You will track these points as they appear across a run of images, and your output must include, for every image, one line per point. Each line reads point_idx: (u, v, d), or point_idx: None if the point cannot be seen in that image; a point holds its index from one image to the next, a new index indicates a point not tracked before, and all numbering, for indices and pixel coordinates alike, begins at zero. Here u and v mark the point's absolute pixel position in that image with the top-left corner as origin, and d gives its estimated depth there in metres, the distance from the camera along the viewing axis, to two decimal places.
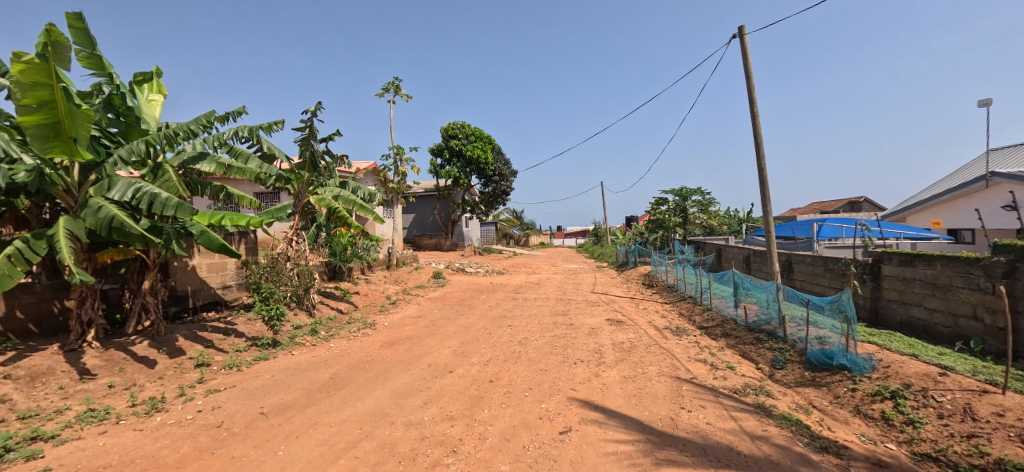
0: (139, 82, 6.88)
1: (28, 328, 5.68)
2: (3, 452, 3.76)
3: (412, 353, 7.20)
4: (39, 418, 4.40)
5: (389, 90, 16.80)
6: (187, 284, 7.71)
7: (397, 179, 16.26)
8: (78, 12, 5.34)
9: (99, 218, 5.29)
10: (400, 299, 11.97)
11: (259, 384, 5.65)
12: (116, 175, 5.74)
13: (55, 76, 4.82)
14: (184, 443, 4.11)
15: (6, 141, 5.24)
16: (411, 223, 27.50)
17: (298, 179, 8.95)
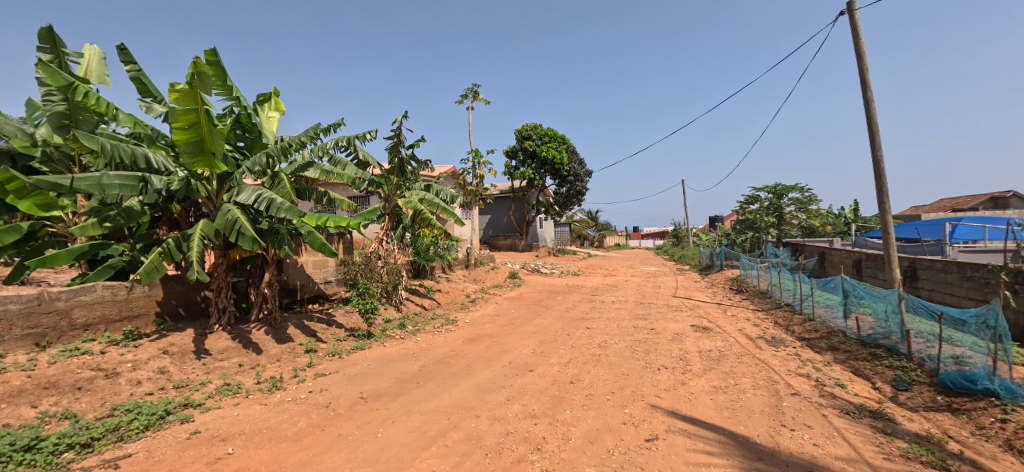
0: (260, 102, 7.84)
1: (178, 311, 6.74)
2: (166, 414, 4.51)
3: (493, 350, 7.42)
4: (188, 388, 5.21)
5: (468, 96, 17.40)
6: (296, 279, 8.64)
7: (475, 181, 16.82)
8: (213, 48, 6.23)
9: (225, 220, 6.11)
10: (478, 297, 12.38)
11: (358, 371, 6.18)
12: (243, 183, 6.62)
13: (200, 101, 5.67)
14: (300, 419, 4.62)
15: (165, 157, 6.31)
16: (487, 224, 28.22)
17: (388, 184, 9.63)
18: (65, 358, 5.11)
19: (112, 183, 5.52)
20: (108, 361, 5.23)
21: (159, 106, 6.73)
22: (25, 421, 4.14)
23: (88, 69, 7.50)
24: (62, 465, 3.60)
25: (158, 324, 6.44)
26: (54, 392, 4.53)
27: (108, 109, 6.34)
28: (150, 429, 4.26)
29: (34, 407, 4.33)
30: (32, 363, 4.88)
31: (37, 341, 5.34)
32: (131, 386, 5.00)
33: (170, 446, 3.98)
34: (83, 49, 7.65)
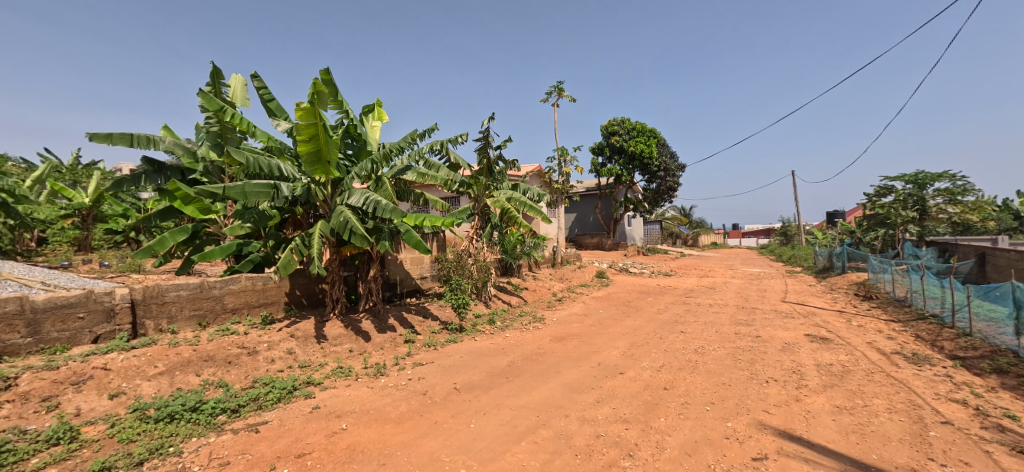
0: (366, 113, 8.56)
1: (301, 300, 7.63)
2: (293, 389, 5.14)
3: (580, 350, 7.31)
4: (310, 368, 5.88)
5: (553, 93, 17.34)
6: (396, 274, 9.32)
7: (561, 179, 16.72)
8: (328, 68, 6.92)
9: (339, 221, 6.78)
10: (565, 296, 12.31)
11: (451, 362, 6.49)
12: (353, 187, 7.27)
13: (319, 116, 6.34)
14: (402, 403, 4.97)
15: (292, 166, 7.16)
16: (573, 222, 27.92)
17: (477, 184, 9.97)
18: (219, 336, 6.07)
19: (252, 191, 6.37)
20: (250, 341, 6.10)
21: (286, 123, 7.68)
22: (191, 387, 4.99)
23: (233, 95, 8.80)
24: (218, 425, 4.27)
25: (286, 310, 7.36)
26: (212, 364, 5.40)
27: (249, 127, 7.38)
28: (282, 401, 4.88)
29: (197, 375, 5.20)
30: (196, 339, 5.86)
31: (200, 322, 6.40)
32: (267, 363, 5.78)
33: (296, 418, 4.52)
34: (231, 79, 9.00)
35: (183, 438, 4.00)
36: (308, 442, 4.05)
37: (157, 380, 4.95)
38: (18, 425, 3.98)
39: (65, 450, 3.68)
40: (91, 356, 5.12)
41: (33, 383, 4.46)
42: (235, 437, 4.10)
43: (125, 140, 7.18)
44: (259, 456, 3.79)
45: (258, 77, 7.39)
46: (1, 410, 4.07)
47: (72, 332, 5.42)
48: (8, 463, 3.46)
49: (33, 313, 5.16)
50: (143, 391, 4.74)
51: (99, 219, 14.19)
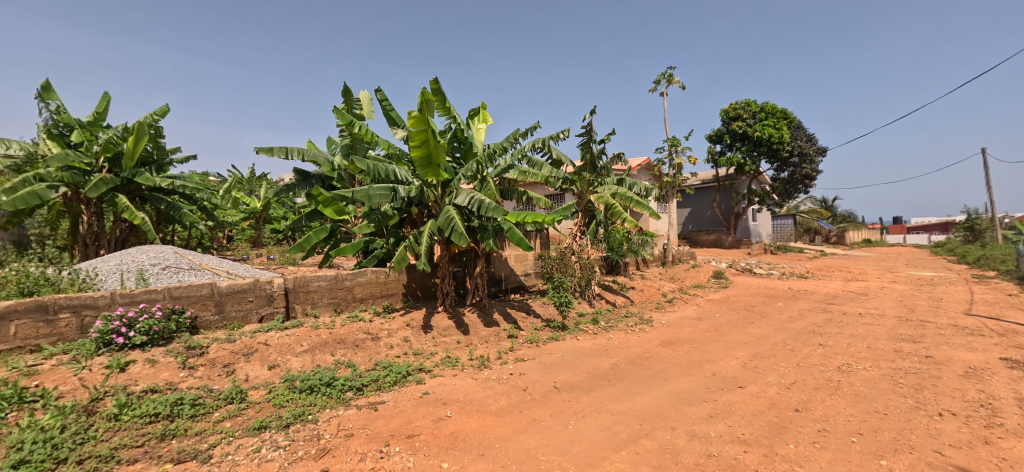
0: (472, 116, 8.86)
1: (416, 293, 8.17)
2: (407, 375, 5.49)
3: (693, 357, 6.68)
4: (423, 356, 6.25)
5: (661, 81, 16.16)
6: (502, 270, 9.52)
7: (673, 172, 15.56)
8: (436, 77, 7.29)
9: (446, 220, 7.09)
10: (677, 298, 11.42)
11: (553, 360, 6.39)
12: (459, 188, 7.55)
13: (429, 123, 6.70)
14: (502, 397, 5.01)
15: (407, 170, 7.71)
16: (687, 217, 25.91)
17: (581, 180, 9.76)
18: (350, 322, 6.77)
19: (374, 194, 6.96)
20: (373, 327, 6.70)
21: (403, 131, 8.29)
22: (327, 365, 5.60)
23: (361, 109, 9.80)
24: (346, 400, 4.67)
25: (404, 301, 7.97)
26: (343, 346, 6.04)
27: (373, 137, 8.12)
28: (398, 384, 5.23)
29: (332, 355, 5.84)
30: (332, 323, 6.62)
31: (336, 308, 7.24)
32: (386, 348, 6.30)
33: (408, 400, 4.79)
34: (359, 95, 10.02)
35: (319, 408, 4.41)
36: (417, 424, 4.21)
37: (303, 357, 5.64)
38: (207, 384, 4.74)
39: (236, 408, 4.24)
40: (257, 332, 6.03)
41: (218, 351, 5.35)
42: (359, 412, 4.40)
43: (281, 154, 8.41)
44: (377, 432, 3.98)
45: (380, 90, 8.10)
46: (198, 371, 4.92)
47: (246, 312, 6.46)
48: (199, 414, 4.06)
49: (219, 295, 6.22)
50: (292, 365, 5.43)
51: (267, 220, 16.93)
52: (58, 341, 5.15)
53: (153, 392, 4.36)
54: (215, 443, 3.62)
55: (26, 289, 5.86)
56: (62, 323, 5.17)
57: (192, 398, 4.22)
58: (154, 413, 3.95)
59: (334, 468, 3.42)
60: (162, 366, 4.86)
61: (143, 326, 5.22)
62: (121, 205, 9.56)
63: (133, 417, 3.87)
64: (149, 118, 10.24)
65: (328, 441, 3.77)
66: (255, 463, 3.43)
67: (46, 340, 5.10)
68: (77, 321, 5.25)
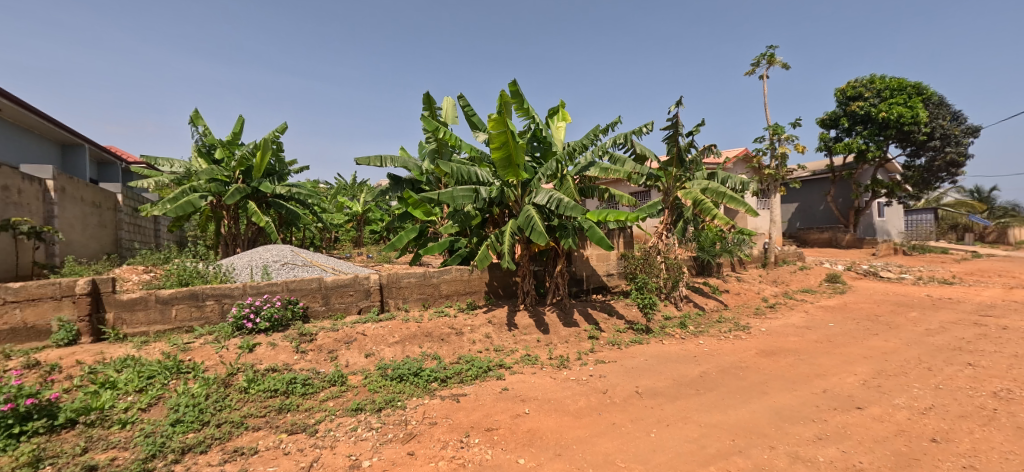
0: (551, 115, 8.86)
1: (498, 291, 8.39)
2: (488, 370, 5.65)
3: (797, 370, 6.01)
4: (503, 353, 6.39)
5: (760, 64, 14.77)
6: (583, 270, 9.38)
7: (776, 163, 14.14)
8: (515, 79, 7.40)
9: (526, 219, 7.15)
10: (780, 303, 10.35)
11: (636, 364, 6.15)
12: (539, 187, 7.58)
13: (508, 124, 6.81)
14: (581, 398, 4.93)
15: (488, 172, 7.91)
16: (794, 214, 23.32)
17: (667, 176, 9.25)
18: (436, 317, 7.16)
19: (459, 196, 7.25)
20: (457, 323, 7.01)
21: (484, 134, 8.54)
22: (415, 356, 5.96)
23: (446, 115, 10.30)
24: (431, 390, 4.93)
25: (486, 299, 8.23)
26: (429, 339, 6.39)
27: (456, 141, 8.47)
28: (479, 378, 5.41)
29: (420, 347, 6.20)
30: (420, 318, 7.05)
31: (424, 303, 7.69)
32: (469, 343, 6.55)
33: (489, 395, 4.90)
34: (443, 102, 10.53)
35: (407, 396, 4.71)
36: (495, 418, 4.28)
37: (394, 347, 6.07)
38: (315, 367, 5.29)
39: (338, 390, 4.65)
40: (356, 323, 6.60)
41: (324, 338, 5.95)
42: (443, 402, 4.62)
43: (376, 161, 9.14)
44: (457, 423, 4.13)
45: (463, 96, 8.44)
46: (308, 355, 5.51)
47: (348, 304, 7.11)
48: (309, 393, 4.52)
49: (326, 289, 6.91)
50: (385, 354, 5.86)
51: (366, 222, 18.48)
52: (205, 324, 6.05)
53: (273, 371, 4.94)
54: (321, 420, 3.97)
55: (183, 280, 7.00)
56: (208, 309, 6.06)
57: (303, 379, 4.71)
58: (274, 389, 4.45)
59: (419, 453, 3.55)
60: (281, 348, 5.52)
61: (266, 314, 6.00)
62: (251, 210, 11.10)
63: (258, 391, 4.38)
64: (272, 135, 11.73)
65: (414, 427, 3.98)
66: (352, 441, 3.67)
67: (196, 322, 6.01)
68: (219, 307, 6.13)
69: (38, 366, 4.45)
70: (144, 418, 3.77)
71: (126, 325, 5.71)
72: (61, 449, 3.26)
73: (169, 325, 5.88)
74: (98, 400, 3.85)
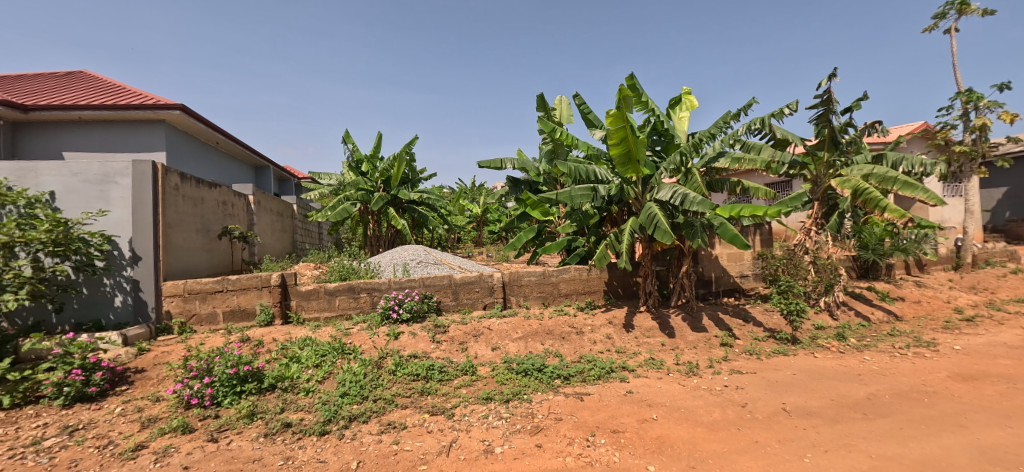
0: (673, 105, 8.36)
1: (617, 291, 8.21)
2: (611, 371, 5.57)
3: (1011, 402, 4.77)
4: (626, 355, 6.24)
5: (944, 17, 12.06)
6: (712, 271, 8.65)
7: (971, 138, 11.40)
8: (632, 73, 7.16)
9: (647, 216, 6.86)
10: (982, 316, 8.30)
11: (781, 378, 5.49)
12: (662, 182, 7.19)
13: (627, 119, 6.61)
14: (716, 410, 4.58)
15: (606, 169, 7.77)
16: (1000, 201, 18.49)
17: (816, 162, 8.10)
18: (556, 315, 7.28)
19: (577, 195, 7.24)
20: (577, 322, 7.04)
21: (601, 131, 8.41)
22: (537, 352, 6.14)
23: (560, 115, 10.40)
24: (555, 386, 5.02)
25: (606, 299, 8.10)
26: (551, 337, 6.53)
27: (573, 140, 8.49)
28: (602, 378, 5.36)
29: (542, 344, 6.37)
30: (541, 315, 7.24)
31: (543, 301, 7.88)
32: (590, 343, 6.53)
33: (613, 396, 4.82)
34: (557, 101, 10.63)
35: (532, 390, 4.89)
36: (622, 421, 4.21)
37: (518, 342, 6.34)
38: (449, 356, 5.78)
39: (470, 379, 5.03)
40: (482, 318, 7.04)
41: (455, 330, 6.47)
42: (567, 399, 4.69)
43: (497, 164, 9.62)
44: (583, 421, 4.16)
45: (578, 95, 8.43)
46: (442, 345, 6.05)
47: (474, 300, 7.62)
48: (445, 379, 4.97)
49: (455, 285, 7.50)
50: (509, 349, 6.16)
51: (485, 223, 19.57)
52: (360, 313, 7.04)
53: (415, 357, 5.54)
54: (457, 405, 4.34)
55: (343, 275, 8.22)
56: (362, 300, 7.03)
57: (440, 366, 5.19)
58: (416, 373, 4.99)
59: (546, 446, 3.67)
60: (419, 338, 6.15)
61: (407, 306, 6.76)
62: (391, 214, 12.54)
63: (404, 374, 4.96)
64: (406, 147, 13.08)
65: (540, 421, 4.12)
66: (484, 427, 3.94)
67: (353, 311, 7.02)
68: (370, 299, 7.08)
69: (248, 341, 5.61)
70: (320, 388, 4.53)
71: (305, 311, 6.87)
72: (267, 407, 4.09)
73: (334, 313, 6.97)
74: (289, 371, 4.74)
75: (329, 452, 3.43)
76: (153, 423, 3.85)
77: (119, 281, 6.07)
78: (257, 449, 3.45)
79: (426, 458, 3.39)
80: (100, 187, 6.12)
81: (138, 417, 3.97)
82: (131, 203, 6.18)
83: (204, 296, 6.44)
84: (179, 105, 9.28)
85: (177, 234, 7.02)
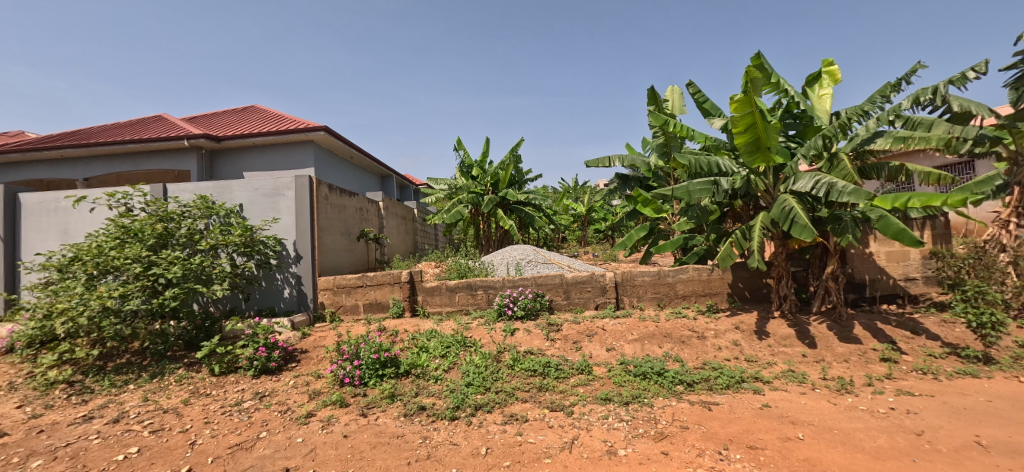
0: (812, 82, 7.35)
1: (744, 294, 7.45)
2: (742, 381, 5.09)
3: None
4: (757, 364, 5.65)
5: None
6: (866, 273, 7.40)
7: None
8: (760, 51, 6.47)
9: (782, 210, 6.10)
10: None
11: (970, 405, 4.48)
12: (799, 171, 6.35)
13: (755, 103, 5.96)
14: (880, 435, 3.91)
15: (729, 161, 7.09)
16: None
17: (1016, 136, 6.47)
18: (675, 318, 6.87)
19: (695, 190, 6.71)
20: (699, 326, 6.56)
21: (721, 119, 7.73)
22: (656, 356, 5.86)
23: (672, 106, 9.83)
24: (678, 392, 4.75)
25: (730, 302, 7.42)
26: (670, 340, 6.19)
27: (688, 132, 7.93)
28: (731, 388, 4.92)
29: (660, 347, 6.06)
30: (657, 317, 6.89)
31: (658, 302, 7.50)
32: (715, 349, 6.03)
33: (746, 409, 4.40)
34: (668, 92, 10.06)
35: (653, 395, 4.69)
36: (760, 437, 3.82)
37: (634, 344, 6.13)
38: (564, 355, 5.81)
39: (586, 378, 5.00)
40: (595, 318, 6.94)
41: (568, 329, 6.48)
42: (692, 407, 4.41)
43: (605, 162, 9.43)
44: (713, 433, 3.87)
45: (693, 83, 7.86)
46: (557, 343, 6.10)
47: (586, 300, 7.54)
48: (561, 376, 5.01)
49: (567, 284, 7.52)
50: (625, 350, 5.98)
51: (590, 222, 19.35)
52: (477, 308, 7.43)
53: (531, 353, 5.69)
54: (575, 403, 4.34)
55: (460, 273, 8.76)
56: (479, 297, 7.42)
57: (556, 364, 5.25)
58: (533, 369, 5.11)
59: (674, 454, 3.49)
60: (534, 335, 6.29)
61: (521, 303, 6.95)
62: (500, 215, 13.00)
63: (522, 369, 5.11)
64: (513, 150, 13.50)
65: (665, 427, 3.93)
66: (605, 428, 3.89)
67: (471, 307, 7.44)
68: (486, 296, 7.44)
69: (385, 331, 6.29)
70: (447, 377, 4.90)
71: (429, 305, 7.48)
72: (404, 391, 4.54)
73: (455, 307, 7.47)
74: (420, 359, 5.20)
75: (460, 436, 3.68)
76: (318, 396, 4.52)
77: (287, 276, 7.25)
78: (399, 427, 3.84)
79: (550, 452, 3.46)
80: (272, 198, 7.37)
81: (306, 390, 4.69)
82: (294, 212, 7.33)
83: (349, 290, 7.37)
84: (323, 127, 10.80)
85: (327, 237, 8.14)
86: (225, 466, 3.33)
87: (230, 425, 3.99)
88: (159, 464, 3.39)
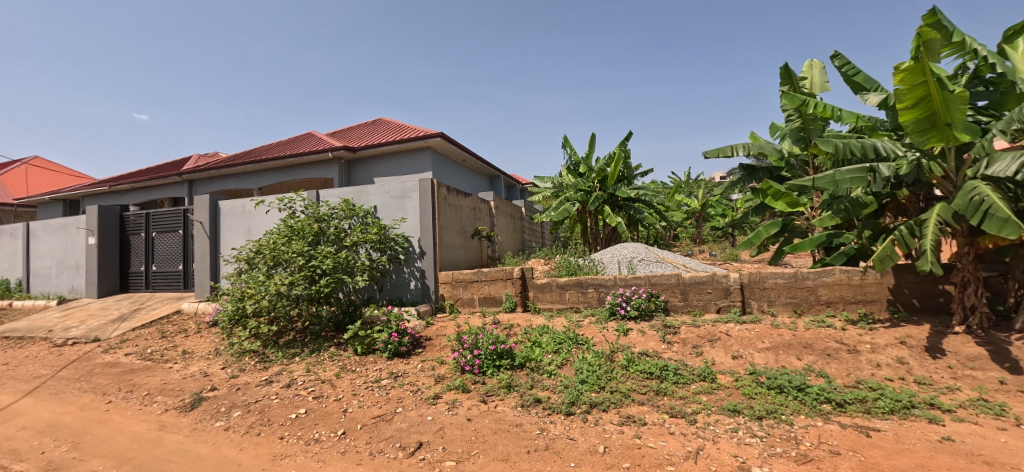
0: (1013, 38, 5.87)
1: (912, 302, 6.24)
2: (911, 406, 4.27)
3: None
4: (932, 388, 4.69)
5: None
6: None
7: None
8: (936, 7, 5.36)
9: (971, 201, 4.96)
10: None
11: None
12: (996, 152, 5.10)
13: (929, 71, 4.96)
14: None
15: (891, 143, 5.96)
16: None
17: None
18: (817, 327, 6.02)
19: (844, 179, 5.78)
20: (850, 338, 5.66)
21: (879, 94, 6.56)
22: (794, 368, 5.20)
23: (811, 83, 8.61)
24: (824, 412, 4.17)
25: (892, 312, 6.26)
26: (811, 352, 5.45)
27: (834, 112, 6.88)
28: (896, 414, 4.15)
29: (799, 359, 5.37)
30: (794, 325, 6.10)
31: (795, 309, 6.64)
32: (872, 366, 5.14)
33: (919, 440, 3.68)
34: (806, 68, 8.84)
35: (792, 412, 4.17)
36: None
37: (765, 353, 5.52)
38: (683, 359, 5.46)
39: (710, 386, 4.66)
40: (718, 321, 6.40)
41: (687, 332, 6.10)
42: (844, 430, 3.83)
43: (727, 152, 8.63)
44: (874, 463, 3.31)
45: (841, 54, 6.80)
46: (674, 346, 5.77)
47: (705, 302, 6.98)
48: (681, 382, 4.72)
49: (684, 284, 7.06)
50: (755, 359, 5.42)
51: (707, 219, 17.90)
52: (587, 306, 7.37)
53: (646, 355, 5.45)
54: (698, 412, 4.07)
55: (570, 271, 8.76)
56: (590, 295, 7.34)
57: (674, 368, 4.96)
58: (649, 372, 4.91)
59: None
60: (649, 336, 6.03)
61: (634, 303, 6.72)
62: (607, 212, 12.68)
63: (636, 371, 4.94)
64: (623, 144, 13.08)
65: (809, 449, 3.48)
66: (735, 442, 3.57)
67: (581, 304, 7.40)
68: (597, 294, 7.33)
69: (499, 324, 6.56)
70: (561, 372, 4.94)
71: (540, 301, 7.62)
72: (520, 382, 4.70)
73: (565, 305, 7.49)
74: (533, 353, 5.33)
75: (576, 432, 3.69)
76: (443, 380, 4.89)
77: (413, 270, 7.97)
78: (517, 416, 3.98)
79: (672, 459, 3.29)
80: (400, 200, 8.15)
81: (432, 373, 5.12)
82: (418, 211, 8.02)
83: (466, 284, 7.85)
84: (439, 133, 11.62)
85: (446, 235, 8.75)
86: (370, 434, 3.79)
87: (373, 399, 4.52)
88: (320, 425, 3.98)
